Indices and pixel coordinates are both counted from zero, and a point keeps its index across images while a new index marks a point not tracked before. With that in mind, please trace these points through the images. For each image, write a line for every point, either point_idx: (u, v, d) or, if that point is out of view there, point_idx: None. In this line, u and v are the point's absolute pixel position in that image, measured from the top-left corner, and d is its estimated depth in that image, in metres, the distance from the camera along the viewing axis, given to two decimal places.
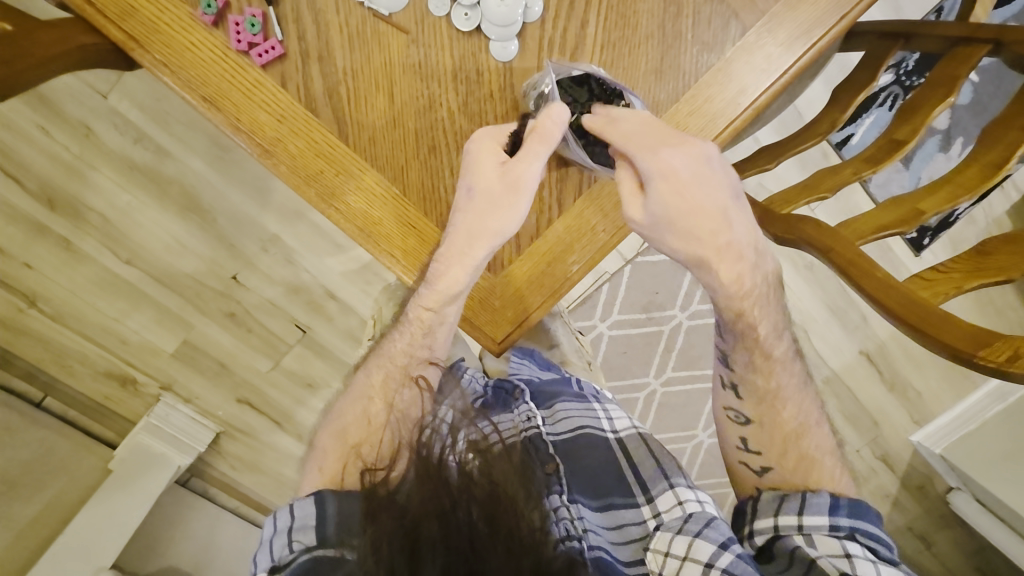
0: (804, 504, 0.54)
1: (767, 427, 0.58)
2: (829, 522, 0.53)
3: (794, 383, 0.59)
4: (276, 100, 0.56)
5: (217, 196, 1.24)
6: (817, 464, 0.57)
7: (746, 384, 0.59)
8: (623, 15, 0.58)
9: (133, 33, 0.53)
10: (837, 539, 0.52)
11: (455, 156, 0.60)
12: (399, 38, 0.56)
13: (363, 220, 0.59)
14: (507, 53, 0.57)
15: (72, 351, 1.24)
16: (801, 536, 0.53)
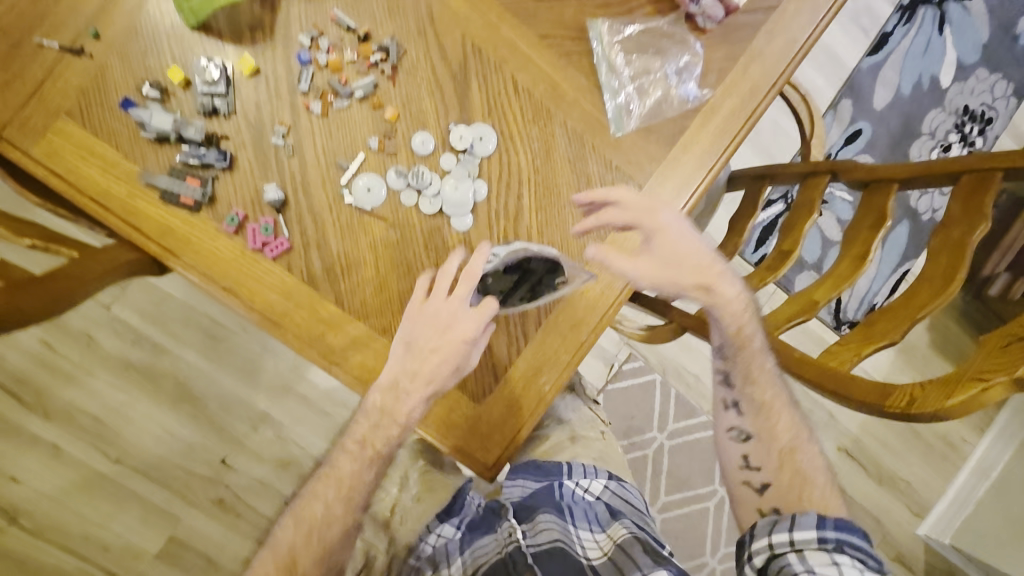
0: (792, 521, 0.64)
1: (757, 422, 0.73)
2: (816, 537, 0.62)
3: (773, 387, 0.73)
4: (283, 282, 0.70)
5: (209, 383, 1.33)
6: (811, 481, 0.69)
7: (744, 390, 0.73)
8: (547, 187, 0.76)
9: (176, 251, 0.67)
10: (825, 552, 0.61)
11: None
12: (379, 224, 0.72)
13: (358, 370, 0.71)
14: (464, 224, 0.73)
15: (48, 565, 1.27)
16: (795, 552, 0.63)
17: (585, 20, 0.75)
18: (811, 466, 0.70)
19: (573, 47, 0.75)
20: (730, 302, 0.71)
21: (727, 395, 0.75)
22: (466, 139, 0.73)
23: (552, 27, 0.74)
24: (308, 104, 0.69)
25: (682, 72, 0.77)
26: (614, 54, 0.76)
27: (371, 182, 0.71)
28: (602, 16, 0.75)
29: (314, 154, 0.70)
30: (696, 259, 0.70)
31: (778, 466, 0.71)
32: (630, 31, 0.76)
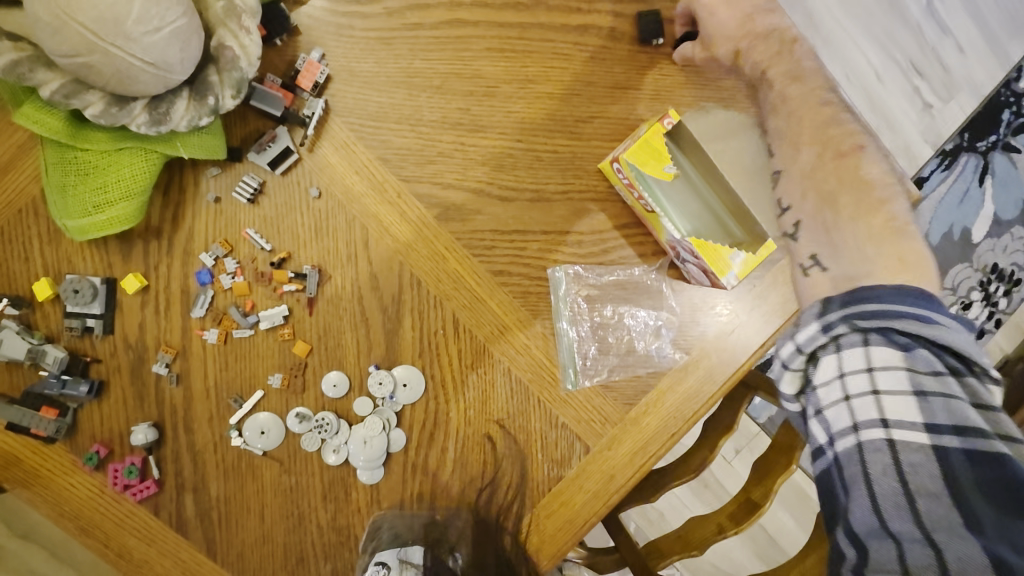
0: (798, 325, 0.53)
1: (825, 219, 0.57)
2: (821, 329, 0.51)
3: (847, 184, 0.57)
4: (146, 526, 0.60)
5: None
6: (902, 243, 0.53)
7: (801, 212, 0.58)
8: (477, 441, 0.65)
9: (21, 487, 0.58)
10: (833, 343, 0.50)
11: (323, 565, 0.64)
12: (273, 467, 0.62)
13: None
14: (373, 477, 0.63)
15: None
16: (808, 363, 0.52)
17: (549, 259, 0.64)
18: (920, 256, 0.52)
19: (532, 286, 0.64)
20: (798, 150, 0.59)
21: (792, 219, 0.59)
22: (386, 386, 0.62)
23: (508, 262, 0.63)
24: (203, 331, 0.59)
25: (656, 328, 0.66)
26: (578, 299, 0.65)
27: (269, 424, 0.61)
28: (571, 256, 0.64)
29: (203, 385, 0.60)
30: (846, 154, 0.58)
31: (834, 201, 0.57)
32: (601, 276, 0.65)
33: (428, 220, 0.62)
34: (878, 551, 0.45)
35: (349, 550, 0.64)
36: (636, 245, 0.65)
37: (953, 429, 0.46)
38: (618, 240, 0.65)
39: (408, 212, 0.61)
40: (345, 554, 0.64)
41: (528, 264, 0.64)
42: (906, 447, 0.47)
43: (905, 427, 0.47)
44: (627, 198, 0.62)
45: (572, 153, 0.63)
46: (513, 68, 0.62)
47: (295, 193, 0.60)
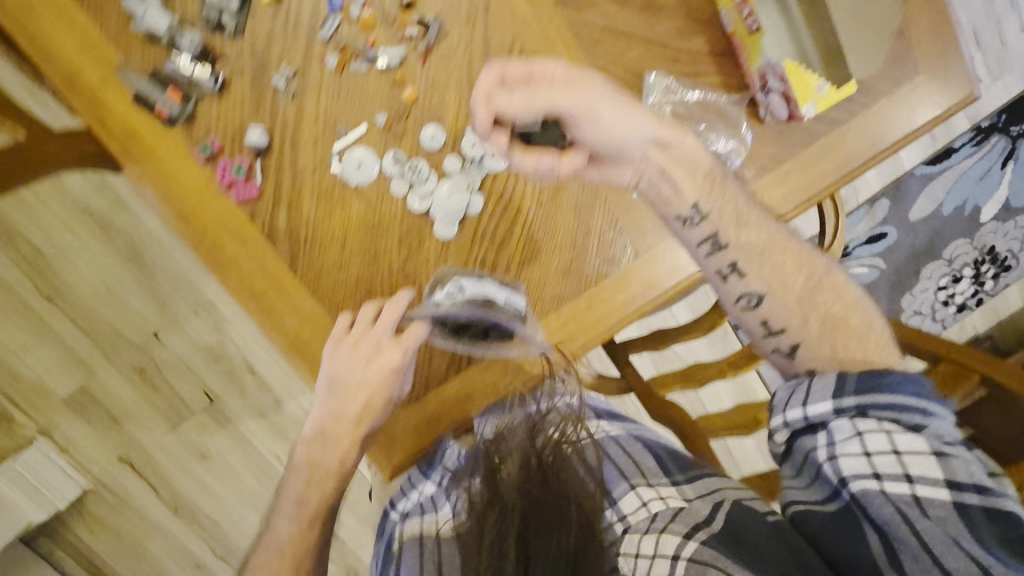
0: (807, 394, 0.60)
1: (815, 348, 0.64)
2: (833, 408, 0.58)
3: (810, 280, 0.66)
4: (241, 228, 0.66)
5: (163, 257, 1.33)
6: (860, 342, 0.63)
7: (800, 336, 0.65)
8: (543, 224, 0.72)
9: (137, 161, 0.63)
10: (842, 417, 0.58)
11: None
12: (360, 202, 0.67)
13: (292, 337, 0.69)
14: (447, 233, 0.69)
15: None
16: (809, 427, 0.60)
17: (647, 66, 0.68)
18: (878, 345, 0.62)
19: (626, 88, 0.68)
20: (728, 205, 0.66)
21: (782, 339, 0.66)
22: (479, 148, 0.68)
23: (610, 60, 0.68)
24: (325, 54, 0.63)
25: (726, 157, 0.71)
26: (665, 111, 0.69)
27: (366, 158, 0.66)
28: (667, 70, 0.69)
29: (314, 109, 0.64)
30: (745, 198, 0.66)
31: (789, 285, 0.66)
32: (690, 96, 0.70)
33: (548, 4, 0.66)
34: (903, 556, 0.53)
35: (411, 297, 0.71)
36: (725, 73, 0.70)
37: (975, 489, 0.52)
38: (710, 66, 0.70)
39: None
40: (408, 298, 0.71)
41: (627, 67, 0.68)
42: (930, 503, 0.53)
43: (927, 483, 0.53)
44: (732, 22, 0.66)
45: None
46: None
47: None
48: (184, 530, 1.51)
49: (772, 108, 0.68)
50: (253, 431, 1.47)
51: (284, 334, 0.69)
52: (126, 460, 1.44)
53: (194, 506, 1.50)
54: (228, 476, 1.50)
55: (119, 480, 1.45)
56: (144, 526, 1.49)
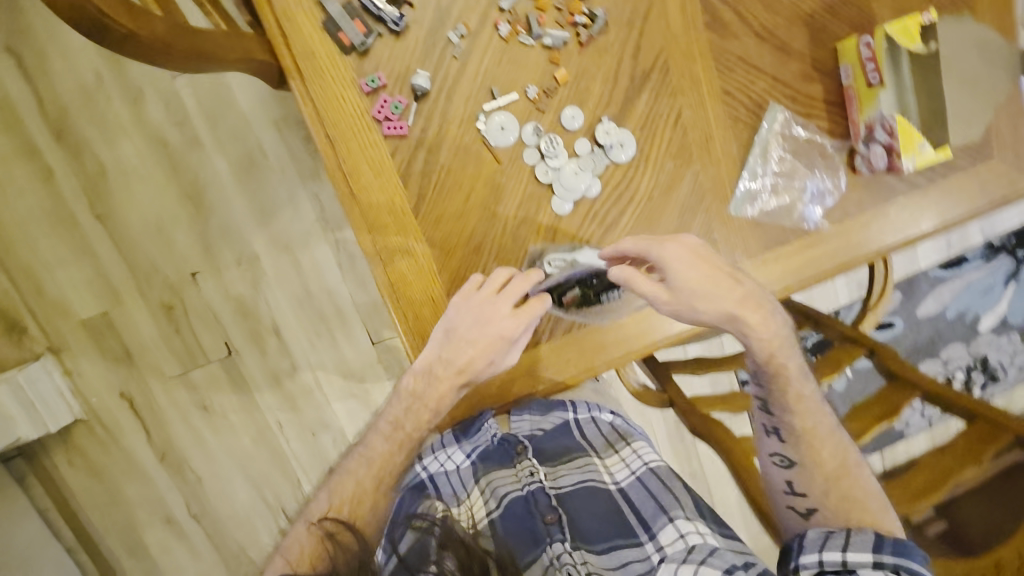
0: (848, 542, 0.71)
1: (829, 513, 0.75)
2: (872, 558, 0.69)
3: (836, 451, 0.76)
4: (379, 161, 0.70)
5: (222, 203, 1.36)
6: (864, 504, 0.74)
7: (819, 504, 0.75)
8: (648, 219, 0.76)
9: (305, 78, 0.67)
10: (879, 570, 0.69)
11: (490, 262, 0.74)
12: (492, 163, 0.72)
13: (397, 275, 0.72)
14: (562, 208, 0.74)
15: None
16: (842, 568, 0.70)
17: (769, 100, 0.77)
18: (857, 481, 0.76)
19: (744, 116, 0.77)
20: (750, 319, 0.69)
21: (796, 501, 0.77)
22: (609, 136, 0.73)
23: (738, 87, 0.76)
24: (499, 22, 0.69)
25: (819, 196, 0.78)
26: (774, 144, 0.78)
27: (507, 123, 0.71)
28: (785, 108, 0.77)
29: (475, 70, 0.70)
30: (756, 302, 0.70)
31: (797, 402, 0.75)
32: (798, 133, 0.78)
33: (697, 23, 0.73)
34: None
35: (513, 261, 0.75)
36: (831, 122, 0.78)
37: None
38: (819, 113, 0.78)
39: (687, 9, 0.73)
40: (511, 262, 0.75)
41: (751, 96, 0.76)
42: None
43: None
44: (853, 77, 0.75)
45: (823, 24, 0.76)
46: None
47: None
48: (165, 482, 1.44)
49: (870, 159, 0.77)
50: (262, 393, 1.45)
51: (389, 271, 0.72)
52: (126, 398, 1.40)
53: (181, 458, 1.44)
54: (225, 433, 1.46)
55: (115, 415, 1.40)
56: (126, 466, 1.42)
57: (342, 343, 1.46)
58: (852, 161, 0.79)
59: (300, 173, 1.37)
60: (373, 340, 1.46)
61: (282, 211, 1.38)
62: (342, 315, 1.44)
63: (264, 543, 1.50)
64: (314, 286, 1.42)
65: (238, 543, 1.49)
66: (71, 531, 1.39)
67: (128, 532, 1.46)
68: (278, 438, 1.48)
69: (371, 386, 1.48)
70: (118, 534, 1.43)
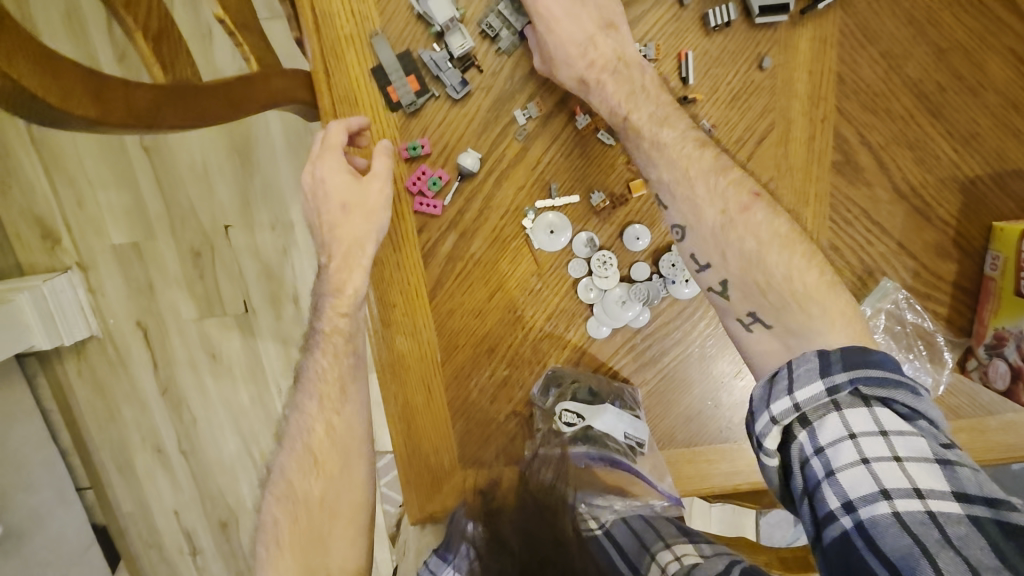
0: (794, 378, 0.54)
1: (772, 311, 0.56)
2: (824, 388, 0.53)
3: (831, 292, 0.55)
4: (403, 235, 0.62)
5: (268, 161, 1.28)
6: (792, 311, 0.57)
7: (757, 305, 0.57)
8: (693, 363, 0.66)
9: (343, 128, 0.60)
10: (831, 407, 0.53)
11: (500, 367, 0.66)
12: (530, 263, 0.63)
13: (392, 358, 0.64)
14: (597, 331, 0.64)
15: (25, 175, 1.31)
16: (798, 419, 0.54)
17: (883, 269, 0.62)
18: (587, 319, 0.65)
19: (848, 280, 0.63)
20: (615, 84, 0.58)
21: (730, 304, 0.58)
22: (672, 269, 0.62)
23: (849, 248, 0.61)
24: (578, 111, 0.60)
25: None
26: (877, 322, 0.64)
27: (558, 224, 0.61)
28: (901, 282, 0.63)
29: (535, 158, 0.61)
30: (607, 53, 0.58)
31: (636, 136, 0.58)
32: (906, 317, 0.64)
33: (823, 160, 0.59)
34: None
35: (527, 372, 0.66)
36: (952, 310, 0.64)
37: (985, 502, 0.48)
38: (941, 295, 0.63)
39: (817, 141, 0.58)
40: (524, 371, 0.66)
41: (862, 260, 0.62)
42: (947, 518, 0.48)
43: (937, 496, 0.49)
44: (1001, 269, 0.59)
45: (983, 194, 0.59)
46: (1013, 82, 0.57)
47: (749, 47, 0.58)
48: (162, 413, 1.49)
49: (991, 372, 0.62)
50: (269, 356, 1.43)
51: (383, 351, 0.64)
52: (141, 327, 1.41)
53: (181, 396, 1.48)
54: (227, 383, 1.46)
55: (127, 341, 1.43)
56: (128, 391, 1.47)
57: None
58: (964, 361, 0.65)
59: None
60: None
61: None
62: None
63: (242, 493, 1.55)
64: None
65: (218, 486, 1.56)
66: (71, 433, 1.48)
67: (121, 448, 1.52)
68: (275, 402, 1.47)
69: None
70: (111, 449, 1.53)
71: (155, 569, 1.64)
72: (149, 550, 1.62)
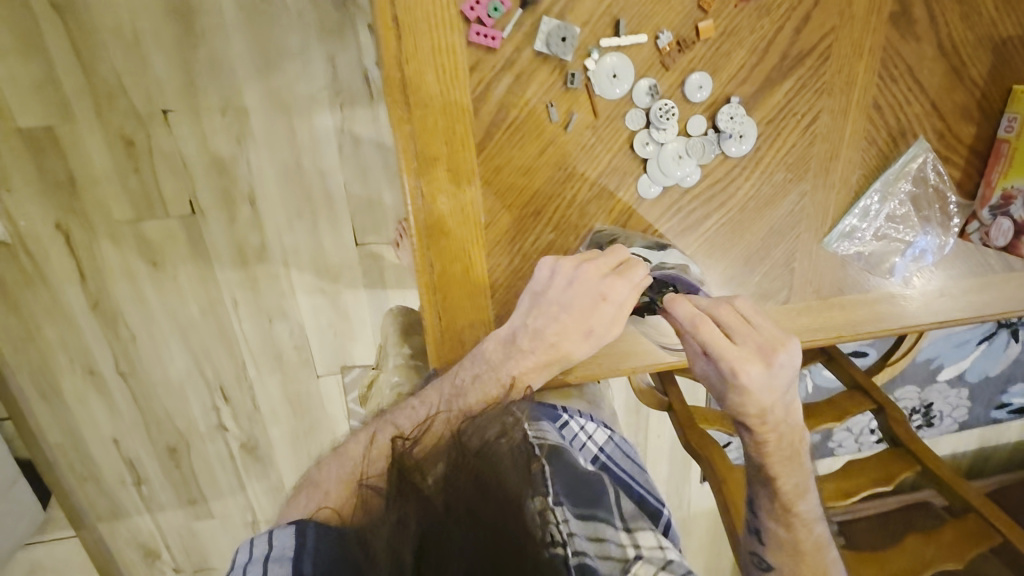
0: None
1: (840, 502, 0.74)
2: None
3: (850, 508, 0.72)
4: (448, 67, 0.67)
5: (217, 32, 1.12)
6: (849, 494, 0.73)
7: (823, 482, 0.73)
8: (731, 230, 0.79)
9: None
10: None
11: (545, 231, 0.76)
12: (589, 114, 0.72)
13: (429, 202, 0.71)
14: (648, 191, 0.76)
15: None
16: None
17: (915, 132, 0.76)
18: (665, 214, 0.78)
19: (881, 141, 0.76)
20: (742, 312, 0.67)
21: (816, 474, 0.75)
22: (731, 124, 0.73)
23: (891, 104, 0.75)
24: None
25: (919, 254, 0.79)
26: (903, 179, 0.77)
27: (619, 67, 0.70)
28: (929, 144, 0.76)
29: None
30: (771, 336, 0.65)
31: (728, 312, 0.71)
32: (929, 176, 0.77)
33: (882, 11, 0.71)
34: None
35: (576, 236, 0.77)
36: (965, 174, 0.78)
37: None
38: (936, 150, 0.77)
39: None
40: (571, 236, 0.77)
41: (898, 120, 0.75)
42: None
43: None
44: (1016, 129, 0.73)
45: (1009, 57, 0.74)
46: None
47: None
48: (94, 329, 1.33)
49: (994, 232, 0.76)
50: (222, 264, 1.30)
51: (428, 192, 0.71)
52: (62, 228, 1.23)
53: (116, 311, 1.32)
54: (171, 295, 1.32)
55: (46, 247, 1.25)
56: (49, 306, 1.30)
57: (323, 233, 1.30)
58: (966, 225, 0.79)
59: (320, 24, 1.13)
60: (359, 239, 1.31)
61: (288, 65, 1.16)
62: (330, 201, 1.27)
63: (194, 414, 1.45)
64: (305, 162, 1.23)
65: (165, 409, 1.44)
66: None
67: (45, 372, 1.36)
68: (230, 315, 1.36)
69: (345, 288, 1.36)
70: (33, 373, 1.35)
71: (94, 502, 1.52)
72: (86, 482, 1.49)
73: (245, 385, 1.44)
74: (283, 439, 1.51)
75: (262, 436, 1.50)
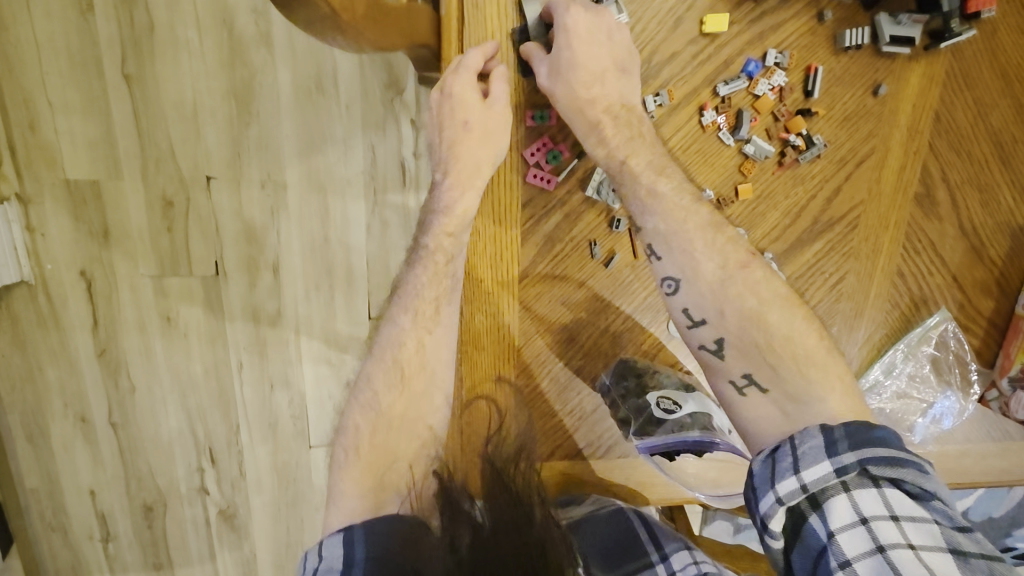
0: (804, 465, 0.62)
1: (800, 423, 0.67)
2: (846, 493, 0.60)
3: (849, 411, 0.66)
4: (505, 203, 0.75)
5: (271, 113, 1.19)
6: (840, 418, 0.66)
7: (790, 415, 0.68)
8: None
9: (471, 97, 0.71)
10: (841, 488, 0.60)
11: (575, 357, 0.80)
12: (629, 255, 0.78)
13: (472, 320, 0.76)
14: (678, 331, 0.81)
15: None
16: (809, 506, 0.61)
17: (937, 302, 0.79)
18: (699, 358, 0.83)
19: (903, 305, 0.79)
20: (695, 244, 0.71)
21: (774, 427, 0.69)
22: None
23: (913, 273, 0.78)
24: (707, 107, 0.74)
25: (939, 416, 0.80)
26: (925, 343, 0.79)
27: None
28: (950, 315, 0.79)
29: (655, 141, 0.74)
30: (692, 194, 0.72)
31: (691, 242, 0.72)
32: (950, 341, 0.79)
33: (907, 191, 0.76)
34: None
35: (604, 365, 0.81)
36: (982, 343, 0.80)
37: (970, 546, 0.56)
38: (956, 318, 0.79)
39: (907, 171, 0.76)
40: (599, 363, 0.81)
41: (920, 288, 0.78)
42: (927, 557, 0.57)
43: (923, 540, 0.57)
44: None
45: None
46: None
47: (869, 72, 0.73)
48: (94, 378, 1.31)
49: (1012, 404, 0.78)
50: (234, 327, 1.31)
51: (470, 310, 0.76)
52: (85, 277, 1.25)
53: (120, 362, 1.31)
54: (178, 351, 1.32)
55: (65, 291, 1.26)
56: (55, 350, 1.29)
57: (338, 306, 1.31)
58: (985, 392, 0.80)
59: (365, 116, 1.21)
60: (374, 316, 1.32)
61: (331, 148, 1.22)
62: (351, 277, 1.30)
63: (177, 475, 1.40)
64: (333, 237, 1.27)
65: (149, 467, 1.39)
66: None
67: (36, 415, 1.33)
68: (232, 377, 1.34)
69: (351, 362, 1.35)
70: (23, 415, 1.33)
71: (56, 556, 1.44)
72: (51, 534, 1.42)
73: (234, 450, 1.40)
74: (263, 511, 1.45)
75: (243, 504, 1.44)
